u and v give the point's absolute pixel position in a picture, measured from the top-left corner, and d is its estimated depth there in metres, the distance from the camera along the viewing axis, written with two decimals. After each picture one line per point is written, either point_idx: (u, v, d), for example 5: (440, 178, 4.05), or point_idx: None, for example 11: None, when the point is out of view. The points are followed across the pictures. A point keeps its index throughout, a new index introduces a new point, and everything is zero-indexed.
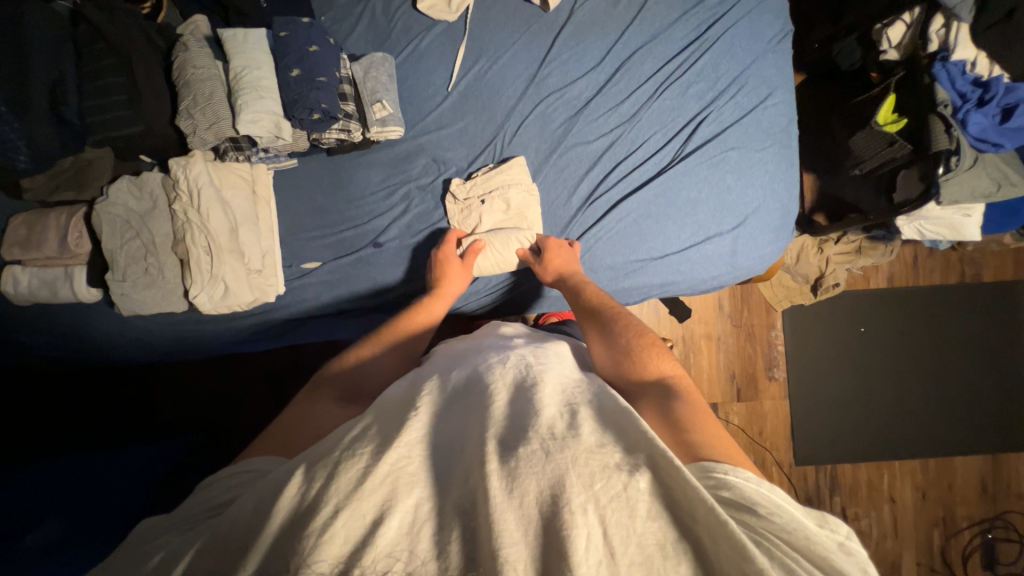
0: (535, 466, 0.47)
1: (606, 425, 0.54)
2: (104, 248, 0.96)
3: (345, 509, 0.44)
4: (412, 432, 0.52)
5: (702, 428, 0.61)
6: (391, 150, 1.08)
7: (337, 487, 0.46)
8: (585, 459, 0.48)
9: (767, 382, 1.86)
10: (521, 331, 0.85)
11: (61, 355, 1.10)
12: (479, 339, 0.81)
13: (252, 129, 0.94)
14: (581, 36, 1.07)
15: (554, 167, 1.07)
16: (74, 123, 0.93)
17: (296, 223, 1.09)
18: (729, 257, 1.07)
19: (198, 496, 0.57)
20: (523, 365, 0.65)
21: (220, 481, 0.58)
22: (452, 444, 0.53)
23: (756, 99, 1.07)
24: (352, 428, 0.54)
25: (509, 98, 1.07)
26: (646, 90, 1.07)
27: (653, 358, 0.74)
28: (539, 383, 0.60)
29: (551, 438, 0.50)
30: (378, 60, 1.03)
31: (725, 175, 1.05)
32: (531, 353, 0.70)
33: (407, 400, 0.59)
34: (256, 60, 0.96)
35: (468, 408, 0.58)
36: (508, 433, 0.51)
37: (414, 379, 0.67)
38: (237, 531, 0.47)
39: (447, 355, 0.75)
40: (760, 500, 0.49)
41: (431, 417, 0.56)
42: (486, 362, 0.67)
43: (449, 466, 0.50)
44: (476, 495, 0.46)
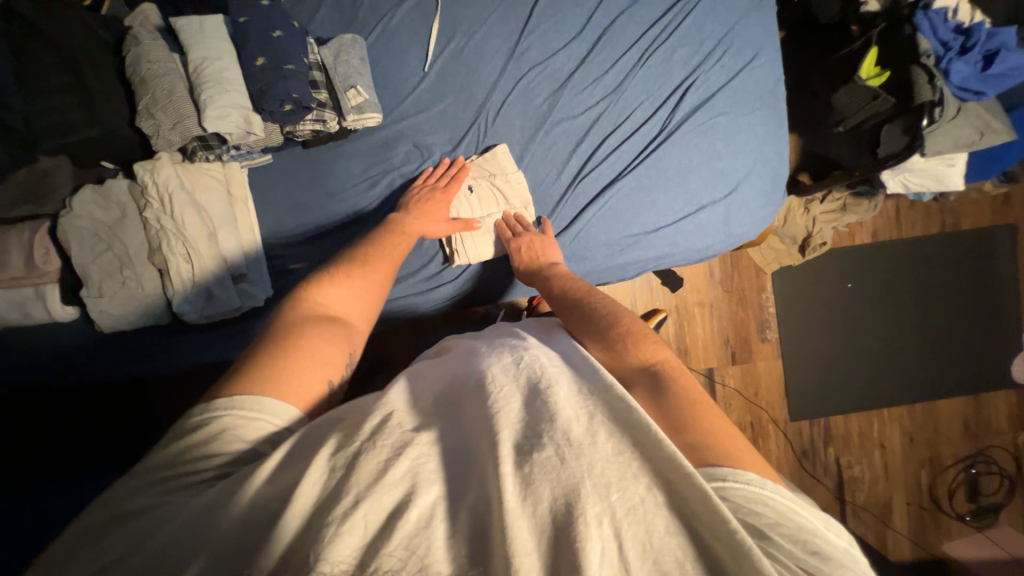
0: (551, 473, 0.46)
1: (623, 426, 0.51)
2: (74, 264, 0.91)
3: (358, 510, 0.43)
4: (423, 441, 0.50)
5: (700, 425, 0.58)
6: (371, 138, 1.04)
7: (357, 480, 0.45)
8: (602, 468, 0.46)
9: (760, 344, 1.90)
10: (540, 325, 0.83)
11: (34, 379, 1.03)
12: (494, 336, 0.78)
13: (219, 125, 0.88)
14: (560, 4, 1.02)
15: (542, 145, 1.03)
16: (21, 130, 0.89)
17: (278, 223, 1.04)
18: (723, 227, 1.06)
19: (195, 440, 0.53)
20: (537, 363, 0.60)
21: (224, 425, 0.53)
22: (461, 445, 0.51)
23: (742, 61, 1.04)
24: (357, 421, 0.51)
25: (490, 75, 1.02)
26: (630, 59, 1.03)
27: (637, 347, 0.70)
28: (554, 384, 0.56)
29: (567, 443, 0.48)
30: (348, 42, 0.97)
31: (715, 143, 1.03)
32: (548, 351, 0.64)
33: (420, 402, 0.56)
34: (215, 49, 0.89)
35: (479, 404, 0.54)
36: (524, 438, 0.49)
37: (418, 376, 0.63)
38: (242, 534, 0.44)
39: (466, 347, 0.73)
40: (765, 511, 0.50)
41: (445, 425, 0.53)
42: (497, 358, 0.61)
43: (460, 473, 0.48)
44: (491, 501, 0.45)
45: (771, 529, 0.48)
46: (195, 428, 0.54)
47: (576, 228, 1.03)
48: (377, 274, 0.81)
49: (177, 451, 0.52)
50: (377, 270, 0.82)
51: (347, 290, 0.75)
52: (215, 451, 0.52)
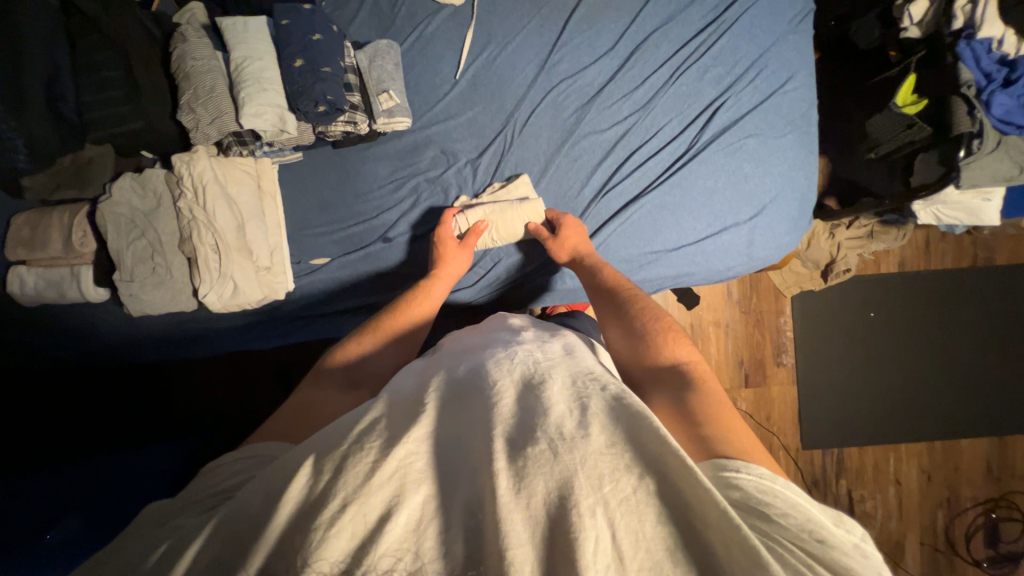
0: (544, 465, 0.46)
1: (616, 420, 0.51)
2: (110, 247, 0.96)
3: (348, 507, 0.43)
4: (422, 426, 0.50)
5: (715, 419, 0.60)
6: (399, 142, 1.05)
7: (346, 481, 0.44)
8: (595, 459, 0.46)
9: (775, 368, 1.86)
10: (537, 327, 0.84)
11: (70, 355, 1.10)
12: (489, 335, 0.79)
13: (255, 123, 0.91)
14: (594, 18, 1.01)
15: (567, 157, 1.03)
16: (73, 120, 0.94)
17: (304, 219, 1.08)
18: (745, 248, 1.04)
19: (203, 481, 0.56)
20: (530, 363, 0.62)
21: (222, 466, 0.57)
22: (457, 435, 0.52)
23: (775, 84, 1.00)
24: (358, 421, 0.52)
25: (519, 86, 1.03)
26: (661, 76, 1.01)
27: (669, 343, 0.73)
28: (546, 381, 0.58)
29: (559, 437, 0.48)
30: (384, 48, 1.00)
31: (743, 164, 1.00)
32: (542, 350, 0.67)
33: (416, 395, 0.57)
34: (256, 49, 0.92)
35: (476, 402, 0.55)
36: (516, 432, 0.50)
37: (422, 372, 0.66)
38: (241, 523, 0.45)
39: (457, 348, 0.74)
40: (773, 501, 0.48)
41: (438, 411, 0.54)
42: (493, 357, 0.64)
43: (455, 464, 0.49)
44: (484, 493, 0.45)
45: (780, 518, 0.46)
46: (203, 469, 0.58)
47: (597, 242, 1.02)
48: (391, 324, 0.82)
49: (184, 493, 0.55)
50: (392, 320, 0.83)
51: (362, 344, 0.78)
52: (218, 483, 0.54)
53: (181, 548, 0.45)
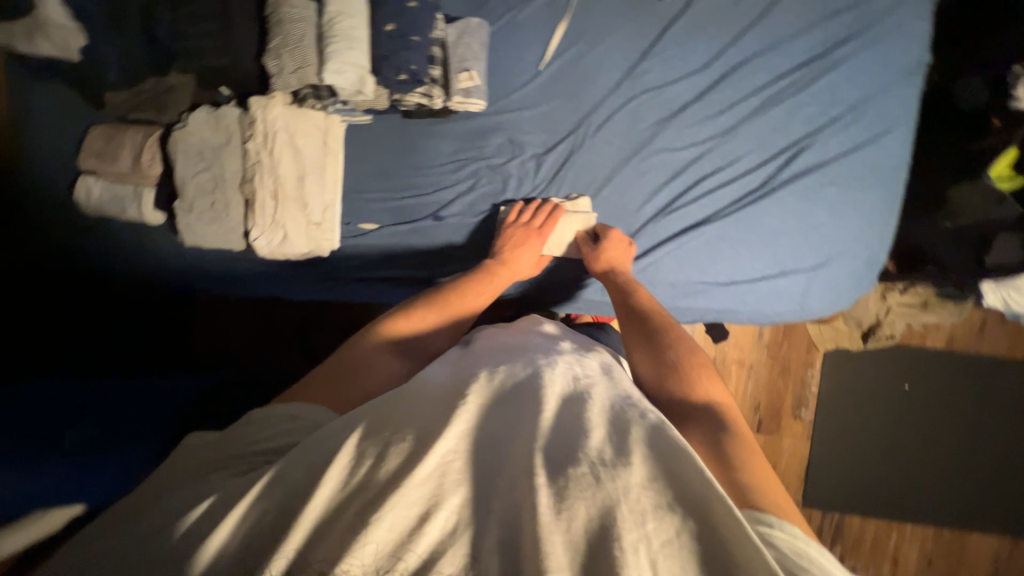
0: (586, 489, 0.45)
1: (658, 452, 0.49)
2: (176, 175, 0.99)
3: (391, 502, 0.44)
4: (458, 427, 0.51)
5: (747, 465, 0.58)
6: (468, 123, 1.04)
7: (386, 469, 0.47)
8: (638, 493, 0.45)
9: (791, 420, 1.81)
10: (570, 335, 0.82)
11: (117, 270, 1.15)
12: (524, 335, 0.77)
13: (336, 79, 0.92)
14: (693, 32, 0.97)
15: (634, 169, 1.00)
16: (164, 46, 0.98)
17: (359, 181, 1.08)
18: (799, 296, 0.99)
19: (244, 431, 0.58)
20: (571, 376, 0.61)
21: (267, 421, 0.60)
22: (494, 439, 0.51)
23: (870, 134, 0.94)
24: (400, 412, 0.53)
25: (601, 89, 1.00)
26: (751, 104, 0.96)
27: (701, 381, 0.71)
28: (586, 400, 0.56)
29: (602, 463, 0.47)
30: (473, 26, 0.98)
31: (816, 211, 0.96)
32: (581, 363, 0.66)
33: (452, 388, 0.57)
34: (351, 6, 0.92)
35: (516, 409, 0.54)
36: (556, 450, 0.49)
37: (458, 365, 0.65)
38: (286, 493, 0.48)
39: (491, 343, 0.73)
40: (811, 567, 0.46)
41: (476, 412, 0.53)
42: (533, 362, 0.63)
43: (492, 470, 0.48)
44: (521, 509, 0.45)
45: None
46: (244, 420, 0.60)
47: (646, 261, 1.00)
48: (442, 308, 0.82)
49: (223, 441, 0.57)
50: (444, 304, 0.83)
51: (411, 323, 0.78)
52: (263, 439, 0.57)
53: (229, 505, 0.47)
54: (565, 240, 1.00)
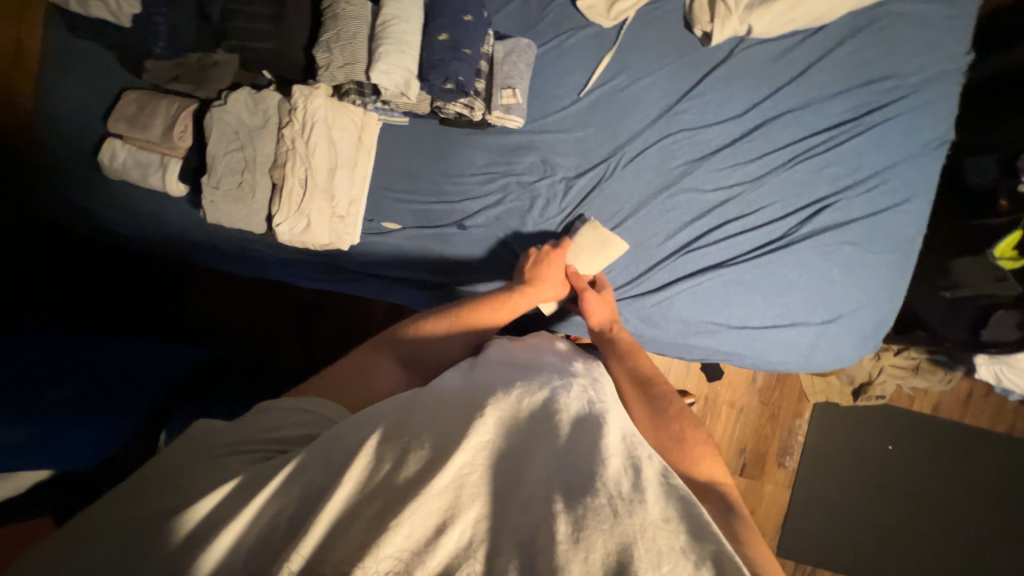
0: (604, 523, 0.45)
1: (669, 495, 0.50)
2: (208, 151, 0.99)
3: (410, 507, 0.44)
4: (478, 437, 0.51)
5: (752, 544, 0.58)
6: (503, 138, 1.06)
7: (406, 474, 0.47)
8: (654, 533, 0.45)
9: (775, 468, 1.82)
10: (582, 356, 0.81)
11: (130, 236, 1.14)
12: (537, 352, 0.76)
13: (382, 80, 0.93)
14: (732, 81, 1.00)
15: (660, 205, 1.02)
16: (215, 25, 0.98)
17: (388, 180, 1.09)
18: (807, 350, 1.01)
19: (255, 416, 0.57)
20: (585, 399, 0.60)
21: (279, 410, 0.58)
22: (508, 467, 0.50)
23: (892, 200, 0.97)
24: (417, 418, 0.53)
25: (637, 123, 1.03)
26: (781, 157, 0.99)
27: (703, 456, 0.69)
28: (602, 424, 0.56)
29: (620, 497, 0.47)
30: (522, 46, 1.00)
31: (832, 269, 0.98)
32: (595, 385, 0.65)
33: (470, 400, 0.56)
34: (408, 12, 0.94)
35: (532, 432, 0.54)
36: (573, 478, 0.49)
37: (471, 375, 0.64)
38: (301, 490, 0.47)
39: (504, 354, 0.71)
40: None
41: (494, 431, 0.53)
42: (550, 383, 0.61)
43: (507, 494, 0.48)
44: (538, 532, 0.45)
45: None
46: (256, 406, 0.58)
47: (662, 295, 1.02)
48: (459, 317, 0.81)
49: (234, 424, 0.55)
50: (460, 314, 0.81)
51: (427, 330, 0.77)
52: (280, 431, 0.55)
53: (246, 496, 0.47)
54: (591, 263, 1.00)
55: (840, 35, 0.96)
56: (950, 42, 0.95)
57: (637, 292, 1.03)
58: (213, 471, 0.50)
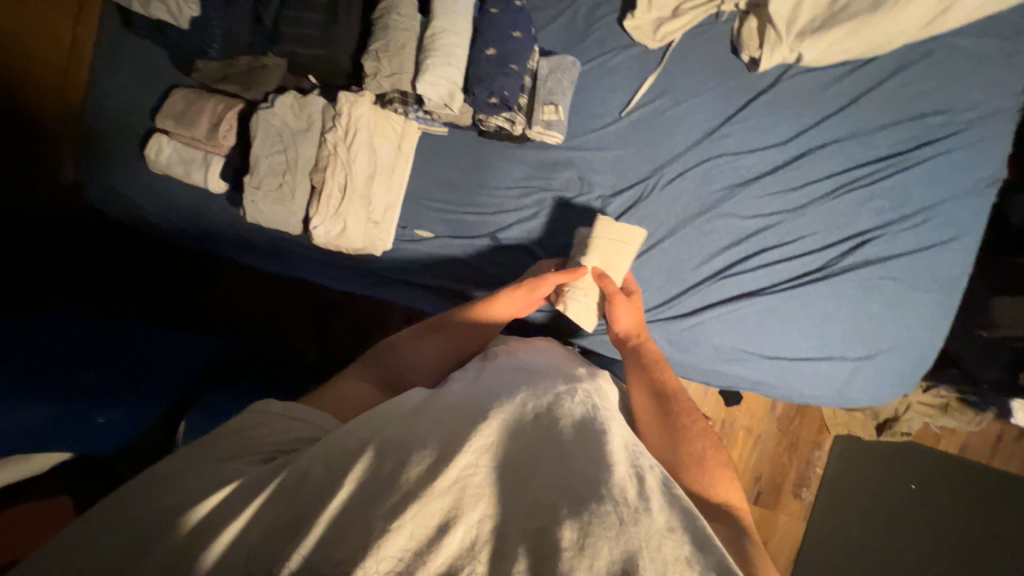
0: (609, 530, 0.44)
1: (671, 505, 0.50)
2: (252, 152, 1.01)
3: (414, 506, 0.44)
4: (482, 441, 0.51)
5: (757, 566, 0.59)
6: (542, 153, 1.06)
7: (410, 475, 0.46)
8: (660, 542, 0.45)
9: (790, 498, 1.79)
10: (583, 363, 0.81)
11: (167, 228, 1.17)
12: (541, 358, 0.76)
13: (427, 90, 0.93)
14: (778, 107, 0.99)
15: (696, 229, 1.01)
16: (267, 26, 1.00)
17: (423, 188, 1.10)
18: (840, 384, 0.99)
19: (252, 424, 0.55)
20: (590, 407, 0.59)
21: (268, 418, 0.56)
22: (514, 470, 0.50)
23: (938, 238, 0.95)
24: (422, 422, 0.53)
25: (678, 145, 1.02)
26: (824, 187, 0.97)
27: (715, 472, 0.69)
28: (606, 432, 0.55)
29: (625, 505, 0.47)
30: (566, 64, 1.00)
31: (872, 304, 0.96)
32: (599, 395, 0.65)
33: (472, 408, 0.56)
34: (457, 25, 0.95)
35: (536, 437, 0.54)
36: (578, 483, 0.48)
37: (476, 382, 0.64)
38: (306, 487, 0.47)
39: (506, 360, 0.72)
40: None
41: (499, 435, 0.53)
42: (555, 390, 0.61)
43: (514, 495, 0.48)
44: (545, 535, 0.44)
45: None
46: (246, 411, 0.57)
47: (694, 320, 1.01)
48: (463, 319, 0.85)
49: (228, 435, 0.54)
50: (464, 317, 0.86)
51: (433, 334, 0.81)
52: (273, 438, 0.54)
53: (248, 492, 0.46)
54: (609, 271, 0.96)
55: (893, 66, 0.94)
56: (1010, 79, 0.92)
57: (669, 316, 1.02)
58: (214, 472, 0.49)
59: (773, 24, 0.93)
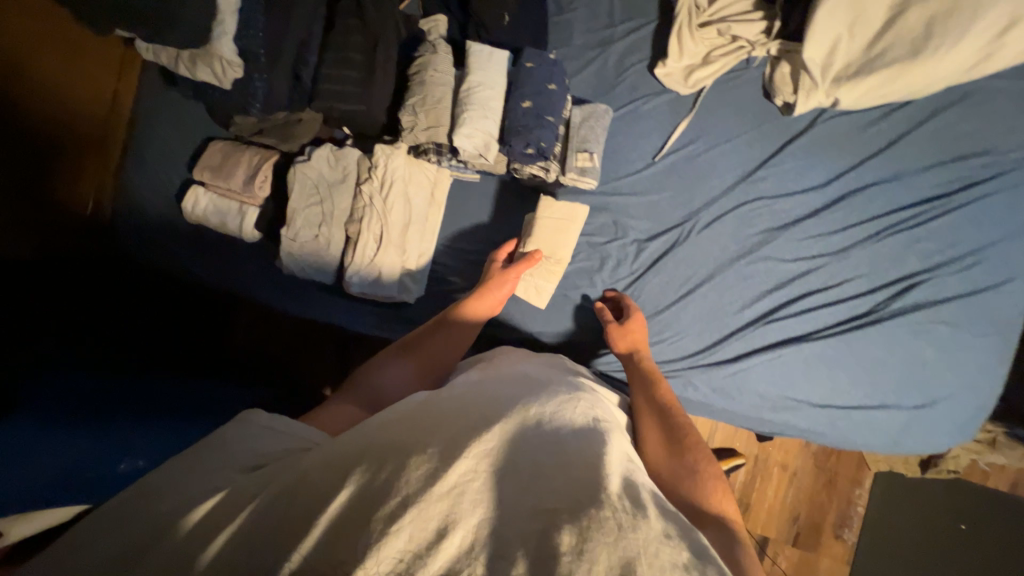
0: (607, 535, 0.41)
1: (665, 514, 0.48)
2: (289, 206, 1.01)
3: (418, 497, 0.41)
4: (488, 440, 0.47)
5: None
6: (576, 199, 1.05)
7: (409, 475, 0.42)
8: (659, 550, 0.42)
9: (830, 540, 1.59)
10: (584, 380, 0.78)
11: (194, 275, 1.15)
12: (537, 369, 0.75)
13: (463, 142, 0.94)
14: (815, 150, 0.98)
15: (737, 273, 0.99)
16: (306, 86, 1.01)
17: (456, 234, 1.09)
18: (895, 435, 0.95)
19: (236, 436, 0.52)
20: (591, 417, 0.57)
21: (252, 432, 0.53)
22: (514, 464, 0.47)
23: (991, 280, 0.92)
24: (425, 419, 0.50)
25: (713, 189, 1.01)
26: (867, 230, 0.96)
27: (718, 487, 0.68)
28: (607, 440, 0.53)
29: (624, 512, 0.44)
30: (600, 112, 1.01)
31: (923, 349, 0.93)
32: (602, 408, 0.64)
33: (471, 407, 0.53)
34: (492, 79, 0.97)
35: (534, 435, 0.51)
36: (576, 486, 0.45)
37: (476, 387, 0.62)
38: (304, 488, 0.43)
39: (504, 371, 0.70)
40: None
41: (501, 435, 0.49)
42: (554, 396, 0.58)
43: (508, 490, 0.45)
44: (540, 535, 0.41)
45: None
46: (231, 425, 0.54)
47: (739, 366, 0.98)
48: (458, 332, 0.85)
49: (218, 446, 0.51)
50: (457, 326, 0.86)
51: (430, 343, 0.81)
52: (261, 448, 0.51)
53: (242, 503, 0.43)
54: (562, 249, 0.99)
55: (930, 108, 0.94)
56: None
57: (712, 362, 0.99)
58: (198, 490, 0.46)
59: (808, 70, 0.93)
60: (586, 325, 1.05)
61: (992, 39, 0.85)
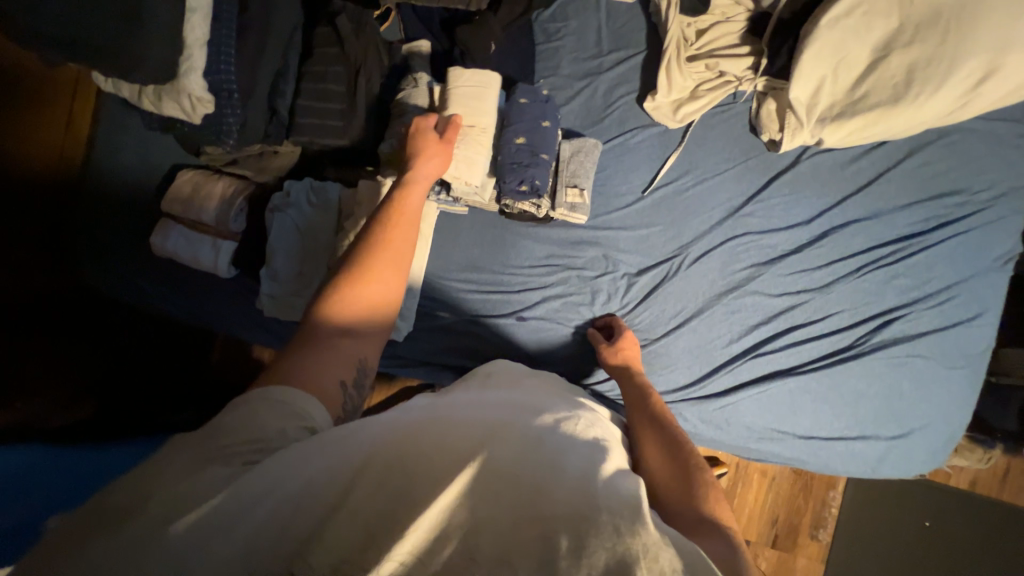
0: (606, 540, 0.41)
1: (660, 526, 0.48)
2: (268, 245, 0.97)
3: (426, 506, 0.41)
4: (493, 457, 0.48)
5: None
6: (566, 232, 1.04)
7: (418, 491, 0.43)
8: (657, 554, 0.42)
9: (807, 541, 1.48)
10: (580, 400, 0.79)
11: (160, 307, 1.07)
12: (532, 390, 0.75)
13: (456, 182, 0.92)
14: (799, 186, 1.00)
15: (724, 308, 1.00)
16: (283, 118, 0.96)
17: (443, 266, 1.04)
18: (873, 463, 0.99)
19: (234, 419, 0.49)
20: (591, 433, 0.61)
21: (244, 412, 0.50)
22: (516, 474, 0.47)
23: (961, 315, 0.97)
24: (427, 436, 0.51)
25: (702, 224, 1.01)
26: (849, 265, 0.98)
27: (711, 492, 0.67)
28: (604, 456, 0.56)
29: (621, 518, 0.44)
30: (589, 146, 0.99)
31: (902, 382, 0.96)
32: (600, 423, 0.68)
33: (477, 428, 0.54)
34: (484, 114, 0.93)
35: (535, 450, 0.51)
36: (579, 494, 0.46)
37: (473, 405, 0.62)
38: (310, 497, 0.42)
39: (501, 394, 0.69)
40: None
41: (500, 452, 0.49)
42: (555, 416, 0.62)
43: (506, 495, 0.45)
44: (544, 539, 0.41)
45: None
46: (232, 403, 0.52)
47: (728, 400, 0.99)
48: (378, 270, 0.67)
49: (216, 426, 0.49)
50: (376, 269, 0.67)
51: (363, 284, 0.65)
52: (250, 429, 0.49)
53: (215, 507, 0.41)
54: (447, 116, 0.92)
55: (907, 148, 0.97)
56: (1021, 159, 0.96)
57: (701, 396, 1.01)
58: (190, 487, 0.42)
59: (793, 109, 0.94)
60: (578, 356, 1.04)
61: (970, 87, 0.88)
